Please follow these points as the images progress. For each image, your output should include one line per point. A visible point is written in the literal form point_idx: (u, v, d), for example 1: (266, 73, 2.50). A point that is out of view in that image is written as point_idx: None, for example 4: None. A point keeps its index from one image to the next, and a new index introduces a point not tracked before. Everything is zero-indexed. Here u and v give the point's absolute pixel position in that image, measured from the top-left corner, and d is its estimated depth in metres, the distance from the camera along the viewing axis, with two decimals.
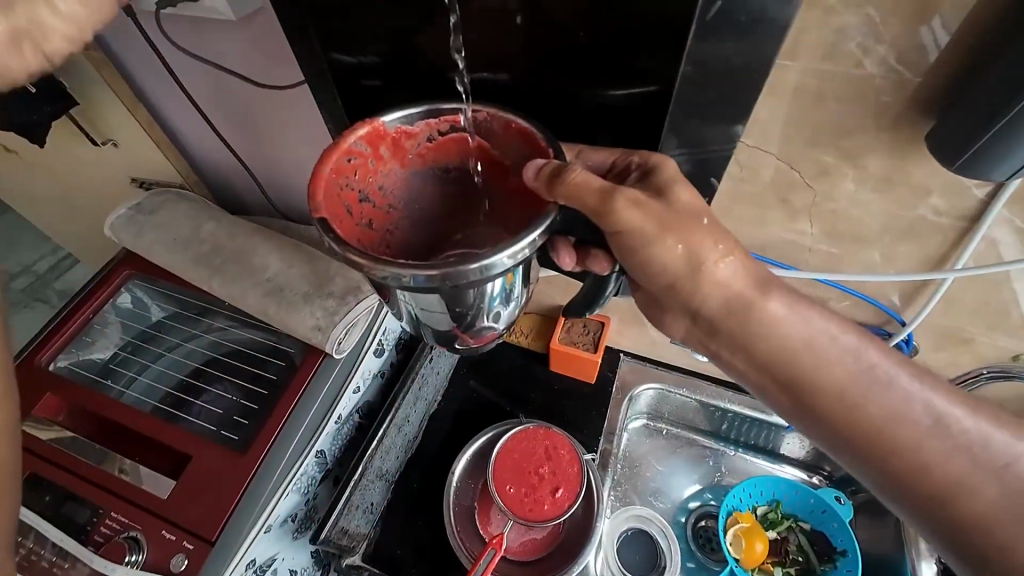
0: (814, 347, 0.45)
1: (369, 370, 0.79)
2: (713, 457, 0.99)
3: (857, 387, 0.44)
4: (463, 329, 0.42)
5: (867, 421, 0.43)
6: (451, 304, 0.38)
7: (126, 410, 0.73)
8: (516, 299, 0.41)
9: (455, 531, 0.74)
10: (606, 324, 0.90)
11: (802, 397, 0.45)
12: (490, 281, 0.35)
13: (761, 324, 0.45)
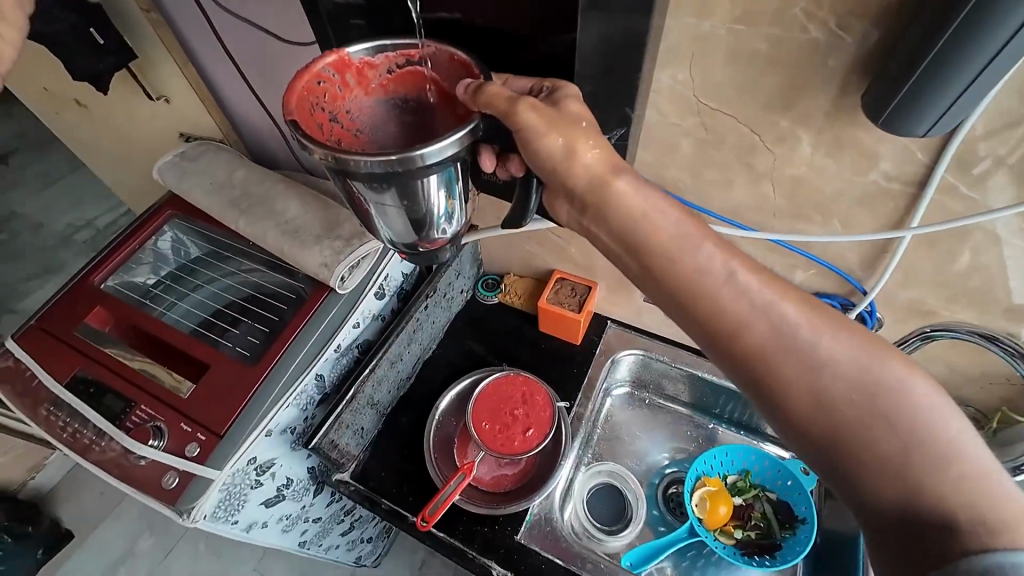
0: (724, 284, 0.42)
1: (370, 310, 0.88)
2: (692, 428, 1.03)
3: (765, 328, 0.41)
4: (416, 235, 0.48)
5: (772, 365, 0.41)
6: (408, 207, 0.44)
7: (163, 327, 0.85)
8: (457, 209, 0.47)
9: (435, 459, 0.84)
10: (593, 288, 0.96)
11: (714, 340, 0.43)
12: (431, 174, 0.40)
13: (677, 260, 0.43)
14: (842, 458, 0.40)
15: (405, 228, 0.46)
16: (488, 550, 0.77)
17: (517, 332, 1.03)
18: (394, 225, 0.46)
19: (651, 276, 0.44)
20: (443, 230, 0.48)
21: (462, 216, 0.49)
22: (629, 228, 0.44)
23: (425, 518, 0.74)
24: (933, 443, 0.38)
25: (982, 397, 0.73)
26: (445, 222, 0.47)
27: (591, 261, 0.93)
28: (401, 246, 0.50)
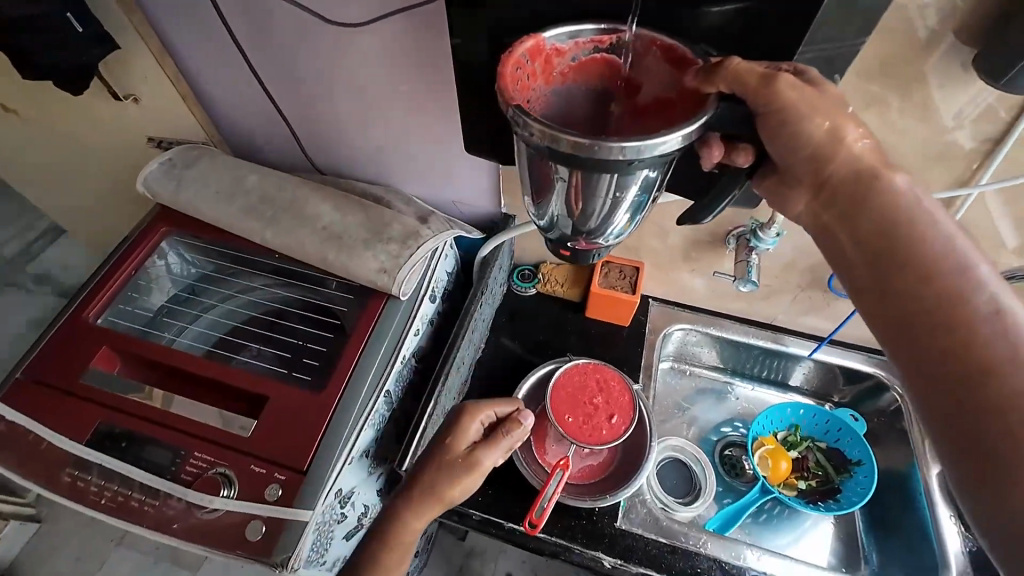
0: (988, 318, 0.38)
1: (426, 315, 0.82)
2: (733, 392, 1.07)
3: (1021, 377, 0.36)
4: (580, 222, 0.47)
5: (1018, 421, 0.35)
6: (592, 193, 0.42)
7: (181, 355, 0.74)
8: (639, 201, 0.44)
9: (519, 453, 0.81)
10: (642, 269, 0.95)
11: (942, 371, 0.39)
12: (634, 172, 0.38)
13: (933, 286, 0.40)
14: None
15: (574, 212, 0.45)
16: (592, 541, 0.76)
17: (563, 321, 1.02)
18: (564, 207, 0.45)
19: (883, 292, 0.42)
20: (616, 220, 0.46)
21: (632, 218, 0.47)
22: (889, 222, 0.42)
23: (533, 521, 0.73)
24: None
25: None
26: (622, 212, 0.45)
27: (640, 242, 0.92)
28: (560, 229, 0.49)
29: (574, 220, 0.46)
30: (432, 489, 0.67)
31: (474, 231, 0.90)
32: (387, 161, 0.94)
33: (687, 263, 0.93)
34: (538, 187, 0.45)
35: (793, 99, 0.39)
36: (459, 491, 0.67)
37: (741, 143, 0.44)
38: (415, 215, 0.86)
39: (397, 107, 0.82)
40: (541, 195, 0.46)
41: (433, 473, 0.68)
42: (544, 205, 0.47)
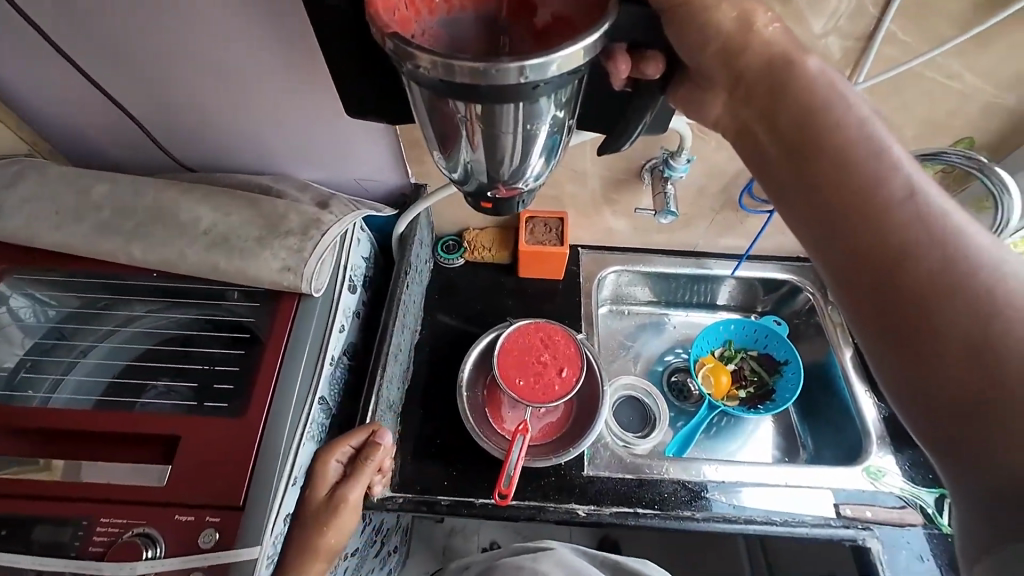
0: (902, 198, 0.35)
1: (349, 308, 0.75)
2: (670, 322, 1.11)
3: (934, 258, 0.33)
4: (491, 170, 0.42)
5: (932, 306, 0.32)
6: (498, 132, 0.37)
7: (59, 413, 0.62)
8: (552, 140, 0.40)
9: (476, 426, 0.80)
10: (566, 219, 0.94)
11: (859, 262, 0.35)
12: (539, 97, 0.34)
13: (848, 171, 0.36)
14: (996, 452, 0.30)
15: (482, 157, 0.41)
16: (563, 495, 0.77)
17: (498, 286, 0.99)
18: (472, 152, 0.40)
19: (802, 185, 0.37)
20: (532, 165, 0.42)
21: (547, 162, 0.43)
22: (804, 108, 0.38)
23: (503, 492, 0.72)
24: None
25: None
26: (536, 155, 0.41)
27: (559, 191, 0.90)
28: (473, 183, 0.44)
29: (490, 170, 0.42)
30: (304, 545, 0.61)
31: (385, 208, 0.83)
32: (268, 147, 0.82)
33: (607, 205, 0.92)
34: (445, 138, 0.41)
35: None
36: (334, 536, 0.62)
37: (649, 52, 0.39)
38: (313, 201, 0.77)
39: (262, 78, 0.71)
40: (449, 146, 0.42)
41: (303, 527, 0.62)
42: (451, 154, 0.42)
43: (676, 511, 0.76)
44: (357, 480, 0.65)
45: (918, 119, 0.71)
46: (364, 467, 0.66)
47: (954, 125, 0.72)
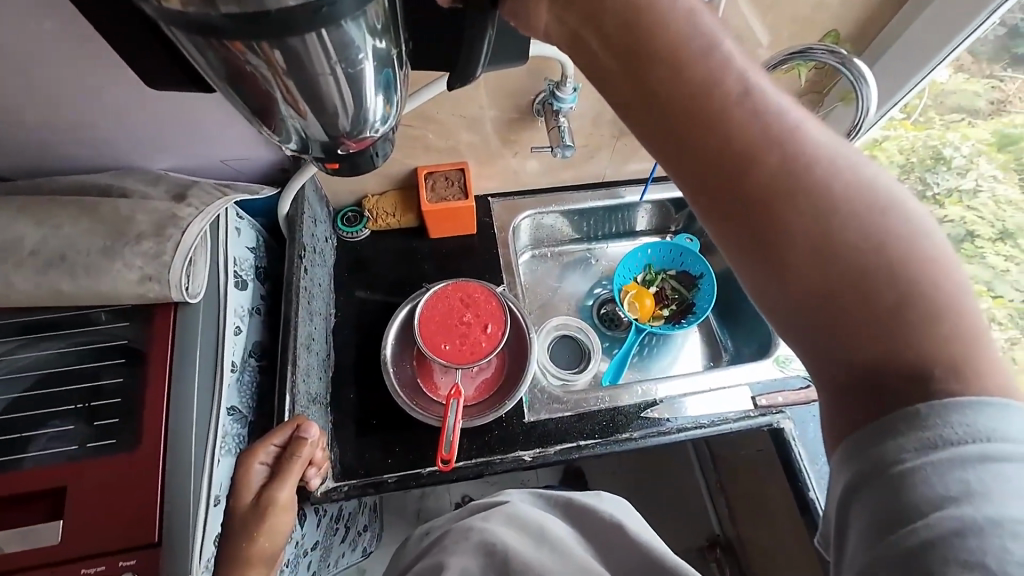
0: (739, 100, 0.31)
1: (241, 307, 0.68)
2: (593, 257, 1.11)
3: (777, 162, 0.31)
4: (327, 122, 0.37)
5: (780, 213, 0.31)
6: (308, 76, 0.33)
7: None
8: (381, 80, 0.36)
9: (410, 400, 0.78)
10: (466, 169, 0.89)
11: (711, 172, 0.32)
12: (342, 20, 0.30)
13: (683, 74, 0.31)
14: (843, 343, 0.31)
15: (309, 107, 0.36)
16: (507, 445, 0.78)
17: (411, 252, 0.93)
18: (294, 111, 0.36)
19: (639, 98, 0.32)
20: (372, 115, 0.38)
21: (392, 102, 0.39)
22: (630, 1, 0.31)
23: (446, 458, 0.72)
24: (951, 319, 0.30)
25: None
26: (371, 101, 0.37)
27: (453, 140, 0.84)
28: (314, 142, 0.39)
29: (326, 130, 0.38)
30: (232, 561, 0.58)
31: (262, 188, 0.74)
32: (97, 139, 0.69)
33: (506, 147, 0.88)
34: (260, 103, 0.36)
35: None
36: (265, 541, 0.60)
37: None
38: (167, 194, 0.66)
39: (56, 55, 0.58)
40: (269, 113, 0.37)
41: (233, 543, 0.59)
42: (275, 114, 0.37)
43: (617, 435, 0.80)
44: (284, 481, 0.62)
45: (787, 14, 0.71)
46: (291, 464, 0.63)
47: (822, 16, 0.72)
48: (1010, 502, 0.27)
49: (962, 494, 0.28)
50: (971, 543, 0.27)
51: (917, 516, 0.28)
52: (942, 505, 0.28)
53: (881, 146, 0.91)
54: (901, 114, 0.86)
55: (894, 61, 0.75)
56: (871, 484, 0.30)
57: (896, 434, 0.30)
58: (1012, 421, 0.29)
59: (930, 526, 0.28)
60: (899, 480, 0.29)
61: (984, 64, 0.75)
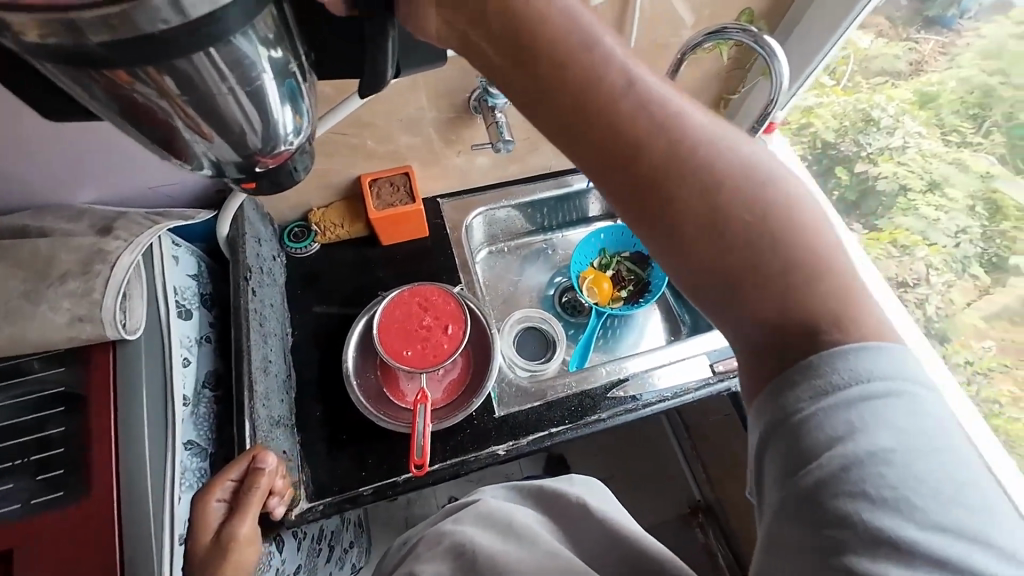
0: (622, 90, 0.32)
1: (186, 337, 0.67)
2: (550, 247, 1.12)
3: (663, 146, 0.32)
4: (236, 143, 0.37)
5: (670, 194, 0.33)
6: (205, 96, 0.33)
7: None
8: (286, 93, 0.36)
9: (378, 411, 0.78)
10: (411, 173, 0.88)
11: (604, 160, 0.33)
12: (229, 37, 0.29)
13: (568, 65, 0.32)
14: (740, 309, 0.33)
15: (214, 130, 0.36)
16: (480, 442, 0.79)
17: (364, 261, 0.92)
18: (200, 135, 0.36)
19: (530, 91, 0.33)
20: (282, 130, 0.38)
21: (302, 113, 0.38)
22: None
23: (419, 462, 0.73)
24: (832, 279, 0.32)
25: (707, 96, 0.90)
26: (279, 116, 0.37)
27: (393, 145, 0.84)
28: (227, 163, 0.39)
29: (236, 150, 0.38)
30: None
31: (197, 213, 0.71)
32: (6, 178, 0.65)
33: (449, 147, 0.88)
34: (163, 130, 0.36)
35: None
36: None
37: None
38: (92, 228, 0.63)
39: None
40: (174, 140, 0.37)
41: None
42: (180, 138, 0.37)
43: (586, 417, 0.82)
44: (244, 514, 0.59)
45: None
46: (250, 497, 0.60)
47: None
48: (881, 432, 0.30)
49: (846, 433, 0.31)
50: (855, 475, 0.30)
51: (814, 460, 0.31)
52: (833, 446, 0.31)
53: (814, 113, 0.93)
54: (831, 79, 0.87)
55: (812, 22, 0.78)
56: (778, 436, 0.32)
57: (795, 381, 0.32)
58: (883, 360, 0.32)
59: (825, 467, 0.30)
60: (798, 429, 0.31)
61: (899, 29, 0.78)
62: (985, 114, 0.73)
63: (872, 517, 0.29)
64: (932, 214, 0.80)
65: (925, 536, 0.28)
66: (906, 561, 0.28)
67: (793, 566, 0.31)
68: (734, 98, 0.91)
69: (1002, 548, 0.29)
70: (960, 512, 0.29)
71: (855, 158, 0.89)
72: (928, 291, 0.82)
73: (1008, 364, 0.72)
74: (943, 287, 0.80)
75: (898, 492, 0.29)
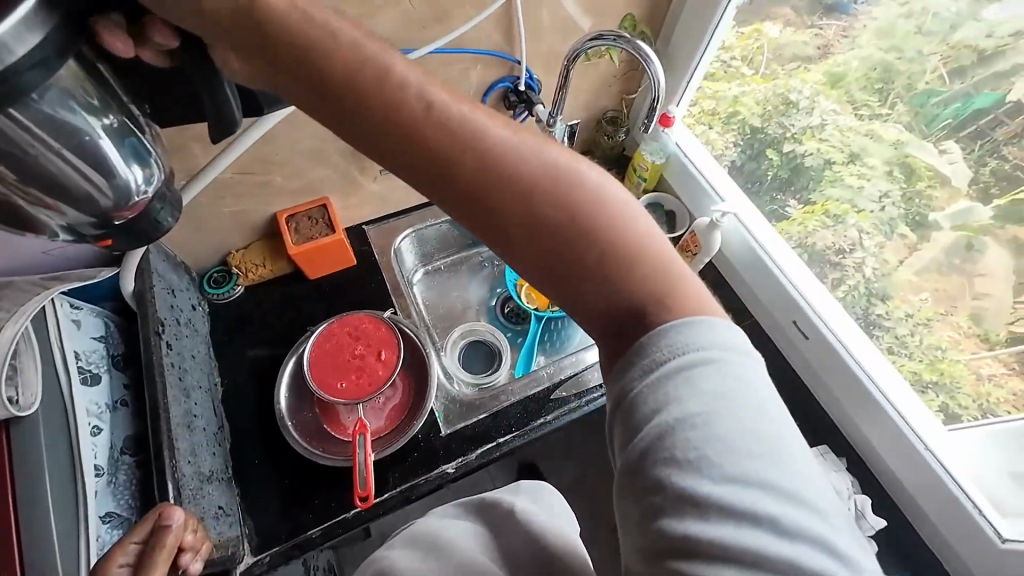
0: (425, 117, 0.38)
1: (95, 404, 0.66)
2: (487, 259, 1.05)
3: (478, 167, 0.39)
4: (86, 205, 0.42)
5: (492, 206, 0.39)
6: (38, 164, 0.38)
7: None
8: (122, 151, 0.42)
9: (318, 448, 0.77)
10: (328, 203, 0.87)
11: (432, 184, 0.39)
12: (35, 103, 0.35)
13: (383, 110, 0.38)
14: (569, 289, 0.41)
15: (59, 199, 0.41)
16: (428, 464, 0.78)
17: (292, 298, 0.90)
18: (48, 205, 0.41)
19: (359, 134, 0.39)
20: (126, 184, 0.43)
21: (147, 166, 0.44)
22: (297, 46, 0.37)
23: (364, 494, 0.72)
24: (630, 258, 0.40)
25: (612, 97, 0.94)
26: (120, 172, 0.42)
27: (304, 178, 0.83)
28: (83, 225, 0.44)
29: (87, 211, 0.42)
30: None
31: (100, 271, 0.69)
32: None
33: (363, 174, 0.87)
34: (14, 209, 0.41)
35: None
36: None
37: (144, 17, 0.37)
38: None
39: None
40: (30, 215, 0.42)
41: None
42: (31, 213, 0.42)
43: (532, 421, 0.82)
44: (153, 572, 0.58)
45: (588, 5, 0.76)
46: (156, 555, 0.58)
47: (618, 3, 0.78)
48: (692, 401, 0.37)
49: (663, 405, 0.37)
50: (667, 443, 0.36)
51: (640, 432, 0.37)
52: (653, 417, 0.37)
53: (740, 102, 0.88)
54: (750, 68, 0.85)
55: (688, 21, 0.80)
56: (619, 412, 0.39)
57: (630, 367, 0.39)
58: (689, 332, 0.38)
59: (646, 437, 0.37)
60: (629, 404, 0.38)
61: (804, 17, 0.75)
62: (889, 86, 0.70)
63: (680, 480, 0.36)
64: (855, 183, 0.78)
65: (720, 491, 0.35)
66: (703, 513, 0.35)
67: (630, 521, 0.38)
68: (634, 99, 0.95)
69: (788, 496, 0.35)
70: (754, 466, 0.35)
71: (783, 139, 0.85)
72: (863, 254, 0.80)
73: (943, 312, 0.72)
74: (876, 251, 0.79)
75: (700, 454, 0.36)
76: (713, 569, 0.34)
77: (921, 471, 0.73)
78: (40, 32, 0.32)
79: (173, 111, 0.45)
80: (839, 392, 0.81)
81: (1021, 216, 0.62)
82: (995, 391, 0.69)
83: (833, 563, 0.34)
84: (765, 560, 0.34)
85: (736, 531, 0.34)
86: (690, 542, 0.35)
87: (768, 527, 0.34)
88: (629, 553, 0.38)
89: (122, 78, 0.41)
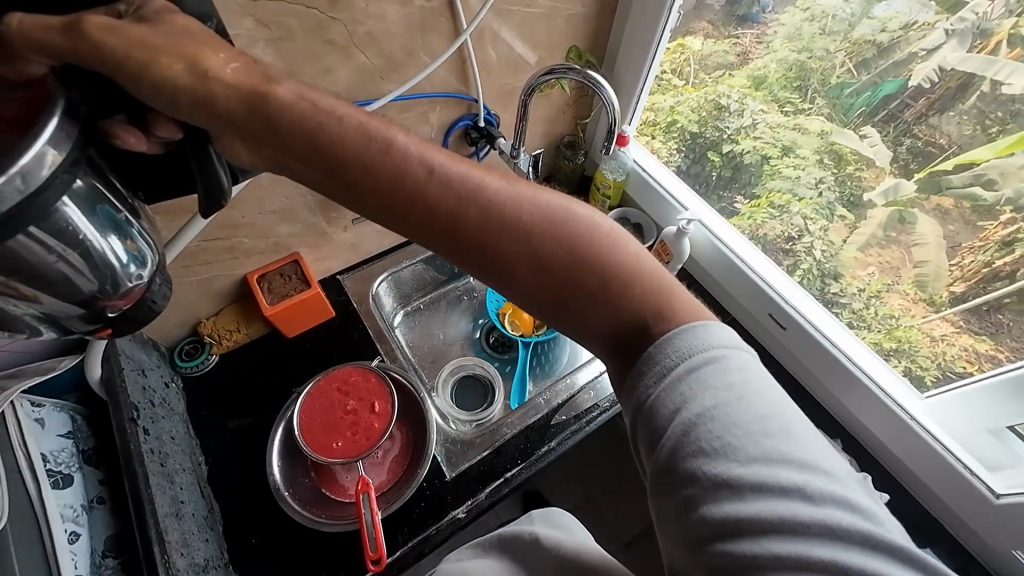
0: (428, 179, 0.42)
1: (67, 508, 0.63)
2: (465, 292, 1.05)
3: (478, 216, 0.43)
4: (72, 292, 0.42)
5: (496, 249, 0.43)
6: (35, 266, 0.39)
7: None
8: (117, 244, 0.43)
9: (320, 515, 0.73)
10: (300, 259, 0.86)
11: (439, 235, 0.43)
12: (50, 214, 0.37)
13: (385, 177, 0.42)
14: (577, 315, 0.44)
15: (42, 290, 0.41)
16: (435, 511, 0.76)
17: (271, 359, 0.87)
18: (35, 299, 0.42)
19: (369, 199, 0.43)
20: (122, 275, 0.44)
21: (128, 237, 0.44)
22: (303, 130, 0.42)
23: (375, 555, 0.68)
24: (631, 279, 0.43)
25: (567, 121, 0.97)
26: (116, 263, 0.43)
27: (272, 237, 0.81)
28: (72, 317, 0.44)
29: (77, 303, 0.43)
30: None
31: (59, 360, 0.66)
32: None
33: (333, 225, 0.86)
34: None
35: (148, 55, 0.38)
36: None
37: (148, 114, 0.40)
38: None
39: None
40: (8, 305, 0.42)
41: None
42: (8, 304, 0.42)
43: (535, 452, 0.81)
44: None
45: (534, 40, 0.79)
46: None
47: (560, 37, 0.82)
48: (708, 397, 0.38)
49: (681, 404, 0.39)
50: (693, 437, 0.38)
51: (665, 432, 0.39)
52: (675, 417, 0.39)
53: (676, 111, 0.93)
54: (681, 79, 0.90)
55: (628, 45, 0.85)
56: (641, 418, 0.41)
57: (642, 376, 0.41)
58: (696, 336, 0.40)
59: (671, 437, 0.39)
60: (649, 410, 0.40)
61: (721, 28, 0.82)
62: (807, 83, 0.77)
63: (710, 467, 0.37)
64: (793, 173, 0.83)
65: (749, 471, 0.36)
66: (739, 495, 0.36)
67: (670, 517, 0.39)
68: (588, 122, 0.99)
69: (808, 467, 0.37)
70: (773, 446, 0.37)
71: (721, 141, 0.90)
72: (810, 239, 0.85)
73: (891, 283, 0.78)
74: (820, 233, 0.84)
75: (724, 442, 0.37)
76: (759, 544, 0.35)
77: (905, 436, 0.77)
78: (67, 145, 0.36)
79: (168, 189, 0.47)
80: (820, 374, 0.85)
81: (939, 186, 0.68)
82: (950, 350, 0.75)
83: (860, 519, 0.35)
84: (802, 527, 0.35)
85: (772, 504, 0.35)
86: (732, 523, 0.36)
87: (798, 496, 0.36)
88: (673, 549, 0.39)
89: (124, 169, 0.44)
